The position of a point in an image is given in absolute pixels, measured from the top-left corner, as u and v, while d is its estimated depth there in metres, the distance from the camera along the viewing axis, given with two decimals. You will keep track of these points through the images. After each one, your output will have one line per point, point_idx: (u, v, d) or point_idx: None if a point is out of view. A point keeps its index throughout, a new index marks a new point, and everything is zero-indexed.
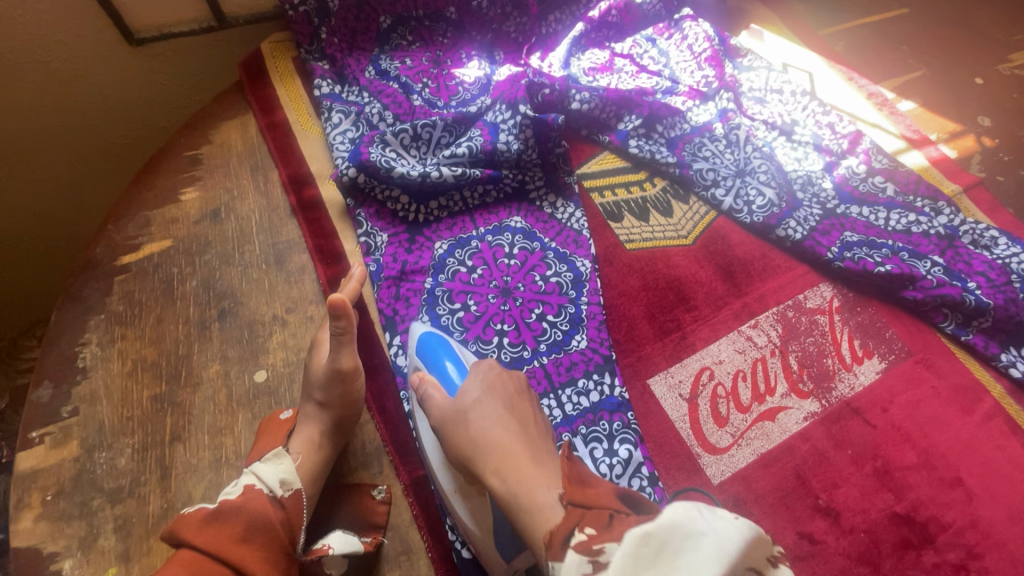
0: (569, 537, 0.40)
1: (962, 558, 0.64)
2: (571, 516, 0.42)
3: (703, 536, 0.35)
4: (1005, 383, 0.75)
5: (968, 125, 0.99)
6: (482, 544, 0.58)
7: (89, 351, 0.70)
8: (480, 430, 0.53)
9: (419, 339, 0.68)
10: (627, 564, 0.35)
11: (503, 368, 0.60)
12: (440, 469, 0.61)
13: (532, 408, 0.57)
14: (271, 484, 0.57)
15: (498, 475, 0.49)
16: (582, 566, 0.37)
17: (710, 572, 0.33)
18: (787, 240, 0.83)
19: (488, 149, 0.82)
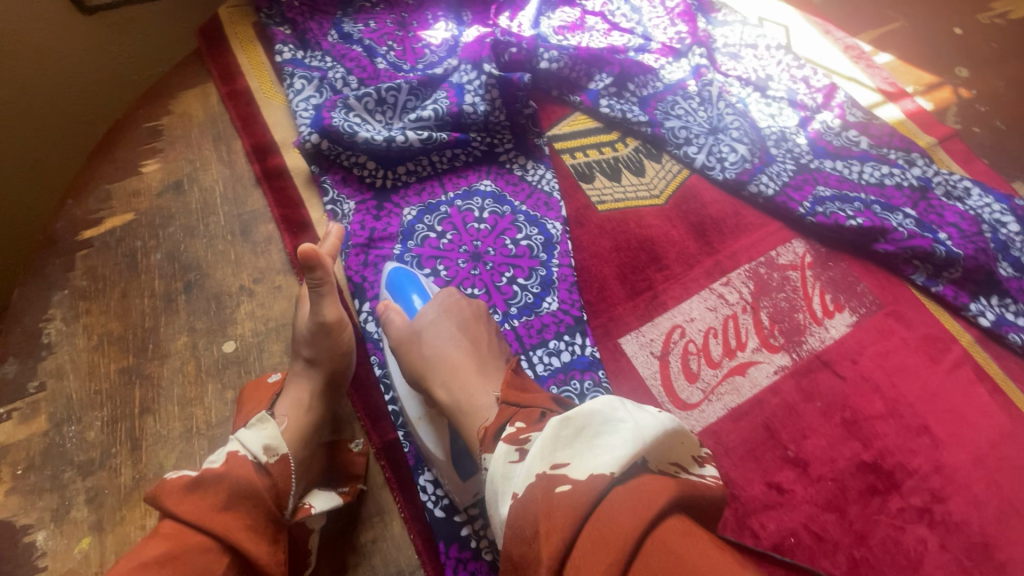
0: (505, 430, 0.47)
1: (926, 502, 0.66)
2: (504, 416, 0.49)
3: (620, 423, 0.41)
4: (975, 332, 0.76)
5: (945, 77, 0.98)
6: (440, 467, 0.61)
7: (54, 327, 0.69)
8: (434, 348, 0.59)
9: (388, 276, 0.72)
10: (548, 443, 0.41)
11: (461, 295, 0.65)
12: (403, 394, 0.65)
13: (486, 329, 0.62)
14: (254, 449, 0.52)
15: (447, 387, 0.56)
16: (511, 451, 0.44)
17: (623, 449, 0.39)
18: (759, 197, 0.82)
19: (454, 112, 0.80)
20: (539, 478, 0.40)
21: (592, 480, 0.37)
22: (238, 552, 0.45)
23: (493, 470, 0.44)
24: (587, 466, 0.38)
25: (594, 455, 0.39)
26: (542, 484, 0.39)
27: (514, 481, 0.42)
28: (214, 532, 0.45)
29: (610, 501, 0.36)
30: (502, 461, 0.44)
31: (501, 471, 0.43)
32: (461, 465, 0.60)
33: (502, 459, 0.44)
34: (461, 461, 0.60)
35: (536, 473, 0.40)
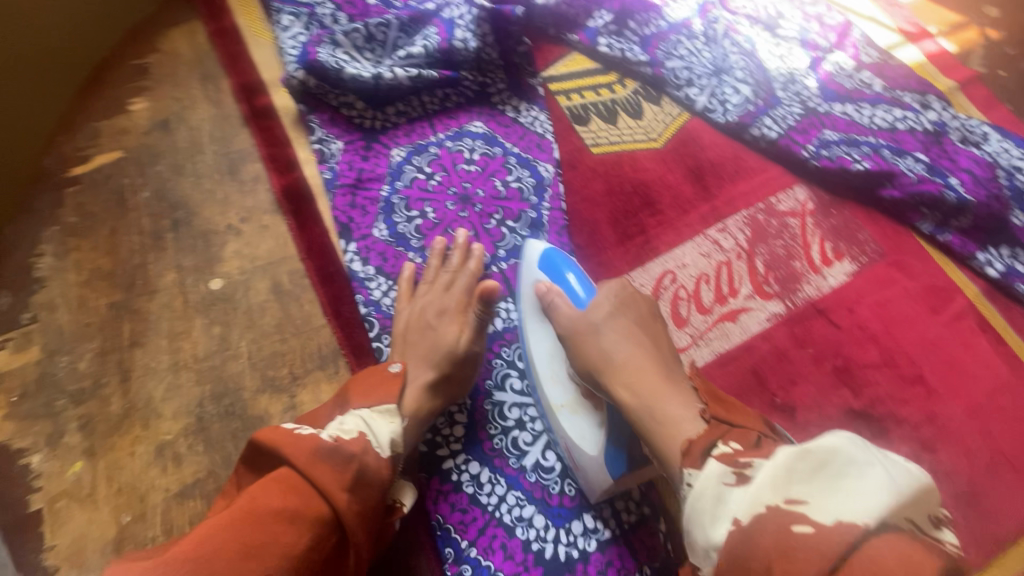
0: (715, 449, 0.43)
1: (915, 451, 0.64)
2: (712, 432, 0.46)
3: (869, 469, 0.37)
4: (982, 283, 0.72)
5: (972, 16, 0.91)
6: (586, 465, 0.59)
7: (46, 262, 0.70)
8: (615, 349, 0.57)
9: (536, 255, 0.66)
10: (781, 476, 0.39)
11: (633, 289, 0.63)
12: (551, 381, 0.62)
13: (661, 332, 0.60)
14: (382, 440, 0.52)
15: (630, 390, 0.54)
16: (727, 473, 0.41)
17: (878, 500, 0.35)
18: (761, 140, 0.79)
19: (444, 48, 0.77)
20: (771, 511, 0.37)
21: (842, 528, 0.35)
22: (343, 532, 0.46)
23: (701, 490, 0.41)
24: (836, 512, 0.35)
25: (841, 500, 0.36)
26: (774, 517, 0.37)
27: (733, 507, 0.39)
28: (335, 509, 0.45)
29: (871, 556, 0.33)
30: (715, 481, 0.41)
31: (714, 492, 0.41)
32: (615, 468, 0.57)
33: (716, 479, 0.41)
34: (614, 463, 0.57)
35: (769, 506, 0.38)
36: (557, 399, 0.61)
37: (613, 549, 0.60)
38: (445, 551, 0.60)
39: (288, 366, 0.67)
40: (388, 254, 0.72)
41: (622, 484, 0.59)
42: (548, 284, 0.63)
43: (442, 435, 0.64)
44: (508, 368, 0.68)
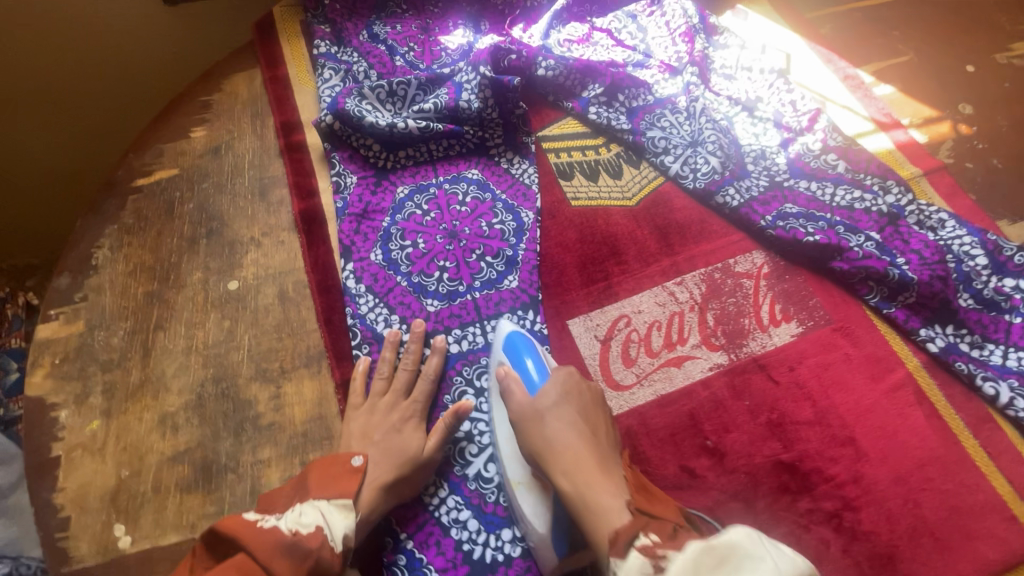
0: (638, 539, 0.49)
1: (837, 508, 0.68)
2: (637, 524, 0.51)
3: (762, 562, 0.43)
4: (923, 357, 0.77)
5: (947, 111, 0.98)
6: (538, 544, 0.63)
7: (102, 253, 0.84)
8: (557, 436, 0.62)
9: (504, 338, 0.74)
10: (688, 568, 0.44)
11: (580, 376, 0.68)
12: (509, 461, 0.67)
13: (602, 417, 0.65)
14: (336, 534, 0.58)
15: (570, 479, 0.58)
16: (647, 564, 0.46)
17: None
18: (725, 207, 0.87)
19: (451, 106, 0.91)
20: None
21: None
22: None
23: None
24: None
25: None
26: None
27: None
28: None
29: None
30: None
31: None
32: (563, 547, 0.62)
33: (636, 569, 0.46)
34: (561, 544, 0.62)
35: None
36: (514, 476, 0.66)
37: (533, 556, 0.66)
38: (384, 539, 0.67)
39: (279, 361, 0.77)
40: (378, 275, 0.83)
41: (573, 560, 0.63)
42: (507, 368, 0.69)
43: None
44: (465, 386, 0.76)
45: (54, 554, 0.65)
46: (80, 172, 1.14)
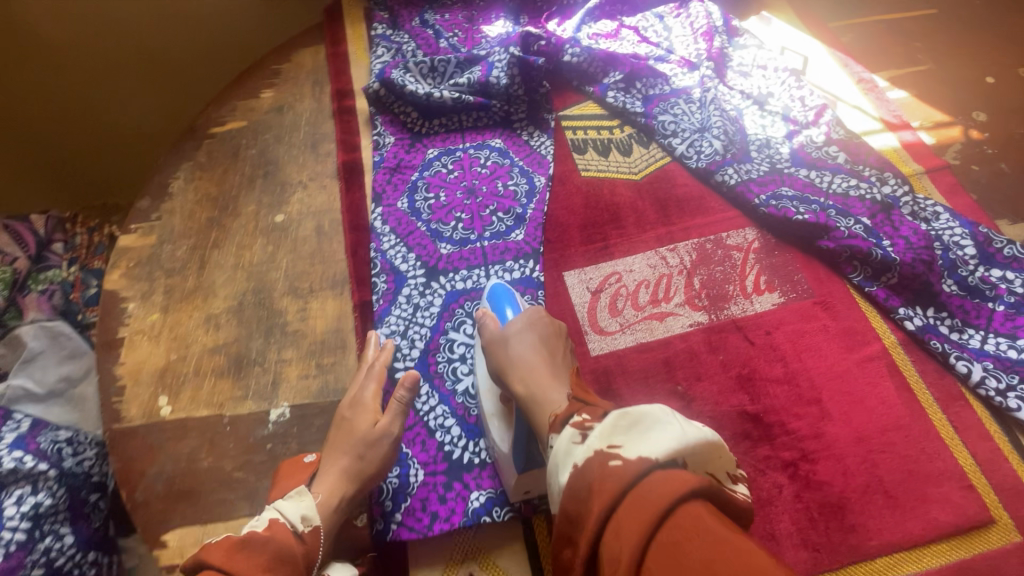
0: (573, 418, 0.55)
1: (794, 458, 0.72)
2: (572, 409, 0.57)
3: (672, 425, 0.48)
4: (900, 335, 0.80)
5: (959, 117, 1.01)
6: (502, 461, 0.69)
7: (178, 183, 1.00)
8: (519, 353, 0.69)
9: (489, 291, 0.80)
10: (607, 430, 0.50)
11: (546, 313, 0.75)
12: (483, 391, 0.74)
13: (563, 345, 0.72)
14: (292, 519, 0.62)
15: (524, 384, 0.66)
16: (576, 434, 0.53)
17: (669, 444, 0.46)
18: (723, 186, 0.94)
19: (482, 82, 1.02)
20: (596, 453, 0.48)
21: (639, 461, 0.45)
22: None
23: (557, 446, 0.53)
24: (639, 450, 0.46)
25: (645, 444, 0.47)
26: (598, 457, 0.48)
27: (574, 456, 0.51)
28: None
29: (647, 484, 0.43)
30: (566, 441, 0.53)
31: (564, 447, 0.53)
32: (520, 462, 0.66)
33: (568, 439, 0.53)
34: (519, 458, 0.67)
35: (595, 451, 0.49)
36: (487, 405, 0.72)
37: None
38: None
39: (309, 281, 0.89)
40: (402, 219, 0.94)
41: (531, 481, 0.69)
42: (484, 309, 0.77)
43: (401, 352, 0.81)
44: (464, 317, 0.84)
45: (110, 412, 0.78)
46: (169, 127, 1.33)
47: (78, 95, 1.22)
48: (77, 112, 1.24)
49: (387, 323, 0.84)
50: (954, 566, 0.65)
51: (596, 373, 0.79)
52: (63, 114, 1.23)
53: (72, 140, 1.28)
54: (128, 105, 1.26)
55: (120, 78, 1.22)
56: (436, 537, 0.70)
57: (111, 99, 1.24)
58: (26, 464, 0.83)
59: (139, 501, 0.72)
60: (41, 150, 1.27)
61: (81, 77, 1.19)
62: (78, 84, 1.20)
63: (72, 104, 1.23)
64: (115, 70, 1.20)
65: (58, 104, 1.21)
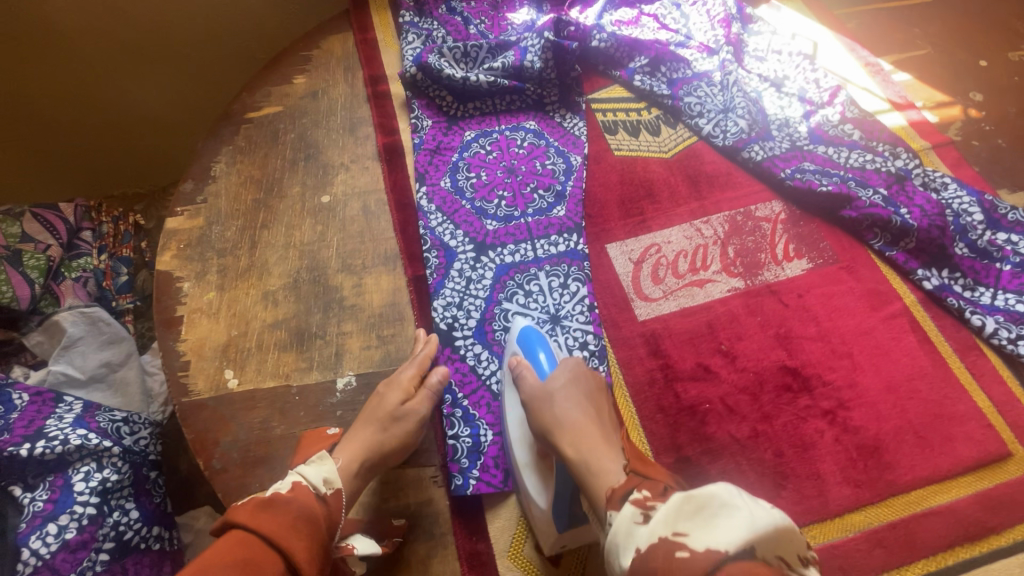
0: (632, 493, 0.55)
1: (832, 407, 0.78)
2: (631, 484, 0.57)
3: (738, 512, 0.47)
4: (919, 295, 0.87)
5: (958, 98, 1.09)
6: (542, 520, 0.69)
7: (220, 166, 1.00)
8: (564, 412, 0.68)
9: (517, 333, 0.80)
10: (671, 514, 0.49)
11: (584, 366, 0.75)
12: (516, 442, 0.73)
13: (604, 403, 0.72)
14: (315, 480, 0.62)
15: (576, 448, 0.65)
16: (638, 514, 0.52)
17: (737, 534, 0.45)
18: (750, 162, 1.00)
19: (516, 65, 1.06)
20: (662, 542, 0.48)
21: (707, 555, 0.44)
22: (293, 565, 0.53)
23: (618, 525, 0.53)
24: (705, 540, 0.45)
25: (713, 533, 0.46)
26: (664, 545, 0.48)
27: (638, 538, 0.50)
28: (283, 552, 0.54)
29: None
30: (628, 520, 0.52)
31: (627, 528, 0.52)
32: (563, 523, 0.68)
33: (629, 519, 0.52)
34: (562, 519, 0.67)
35: (661, 538, 0.48)
36: (521, 457, 0.72)
37: None
38: (445, 396, 0.80)
39: (361, 257, 0.92)
40: (446, 197, 0.97)
41: (570, 538, 0.69)
42: (520, 358, 0.76)
43: (459, 324, 0.85)
44: (516, 288, 0.88)
45: (177, 386, 0.80)
46: (194, 118, 1.32)
47: (99, 91, 1.20)
48: (96, 109, 1.23)
49: (442, 296, 0.88)
50: (979, 494, 0.73)
51: (645, 336, 0.85)
52: (82, 111, 1.22)
53: (90, 136, 1.27)
54: (147, 99, 1.25)
55: (139, 73, 1.20)
56: (511, 489, 0.75)
57: (129, 93, 1.23)
58: (92, 440, 0.82)
59: (216, 469, 0.74)
60: (61, 145, 1.25)
61: (102, 72, 1.17)
62: (97, 81, 1.18)
63: (89, 101, 1.21)
64: (134, 65, 1.18)
65: (77, 101, 1.20)
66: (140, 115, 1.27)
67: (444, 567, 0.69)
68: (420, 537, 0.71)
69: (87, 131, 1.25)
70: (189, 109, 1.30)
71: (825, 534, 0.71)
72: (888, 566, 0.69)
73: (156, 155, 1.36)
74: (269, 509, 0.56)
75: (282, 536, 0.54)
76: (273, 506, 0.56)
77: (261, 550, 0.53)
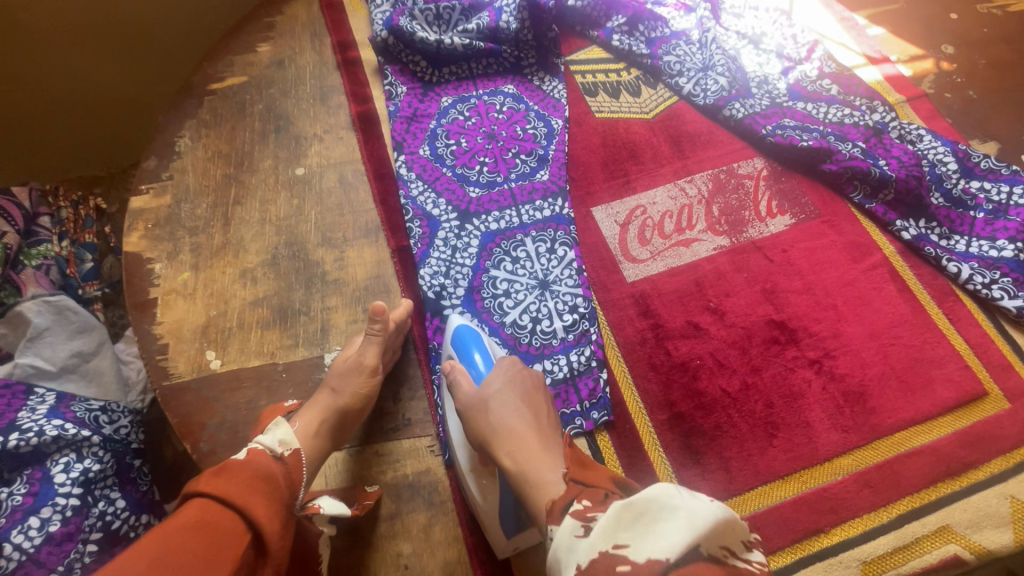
0: (572, 505, 0.50)
1: (818, 356, 0.80)
2: (572, 493, 0.52)
3: (677, 514, 0.43)
4: (898, 245, 0.89)
5: (931, 51, 1.10)
6: (489, 524, 0.67)
7: (184, 141, 0.94)
8: (502, 421, 0.63)
9: (452, 332, 0.77)
10: (610, 524, 0.45)
11: (521, 364, 0.70)
12: (458, 452, 0.69)
13: (544, 401, 0.67)
14: (270, 443, 0.60)
15: (514, 458, 0.60)
16: (578, 527, 0.48)
17: (678, 538, 0.42)
18: (731, 119, 0.99)
19: (491, 27, 1.02)
20: (602, 557, 0.44)
21: (650, 567, 0.41)
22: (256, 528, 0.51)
23: (558, 540, 0.48)
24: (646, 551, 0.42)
25: (654, 541, 0.43)
26: (604, 561, 0.43)
27: (579, 554, 0.46)
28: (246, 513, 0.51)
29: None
30: (568, 534, 0.48)
31: (566, 542, 0.47)
32: (510, 527, 0.66)
33: (569, 532, 0.48)
34: (509, 523, 0.66)
35: (600, 552, 0.44)
36: (464, 465, 0.68)
37: (561, 387, 0.77)
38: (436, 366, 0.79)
39: (342, 231, 0.89)
40: (425, 166, 0.94)
41: (521, 538, 0.68)
42: (454, 362, 0.71)
43: (447, 293, 0.84)
44: (503, 255, 0.86)
45: (156, 369, 0.77)
46: (155, 94, 1.25)
47: (43, 69, 1.12)
48: (37, 88, 1.14)
49: (428, 265, 0.86)
50: (959, 433, 0.76)
51: (634, 297, 0.85)
52: (27, 93, 1.13)
53: (31, 117, 1.17)
54: (92, 76, 1.17)
55: (82, 46, 1.11)
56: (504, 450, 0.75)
57: (70, 69, 1.14)
58: (68, 432, 0.79)
59: (204, 452, 0.72)
60: (14, 133, 1.18)
61: (37, 44, 1.08)
62: (46, 61, 1.11)
63: (26, 77, 1.11)
64: (74, 38, 1.10)
65: (20, 82, 1.11)
66: (94, 94, 1.20)
67: (447, 534, 0.69)
68: (421, 507, 0.71)
69: (25, 112, 1.16)
70: (149, 86, 1.23)
71: (815, 479, 0.73)
72: (875, 506, 0.72)
73: (118, 137, 1.29)
74: (227, 472, 0.53)
75: (244, 497, 0.52)
76: (228, 469, 0.53)
77: (226, 518, 0.50)
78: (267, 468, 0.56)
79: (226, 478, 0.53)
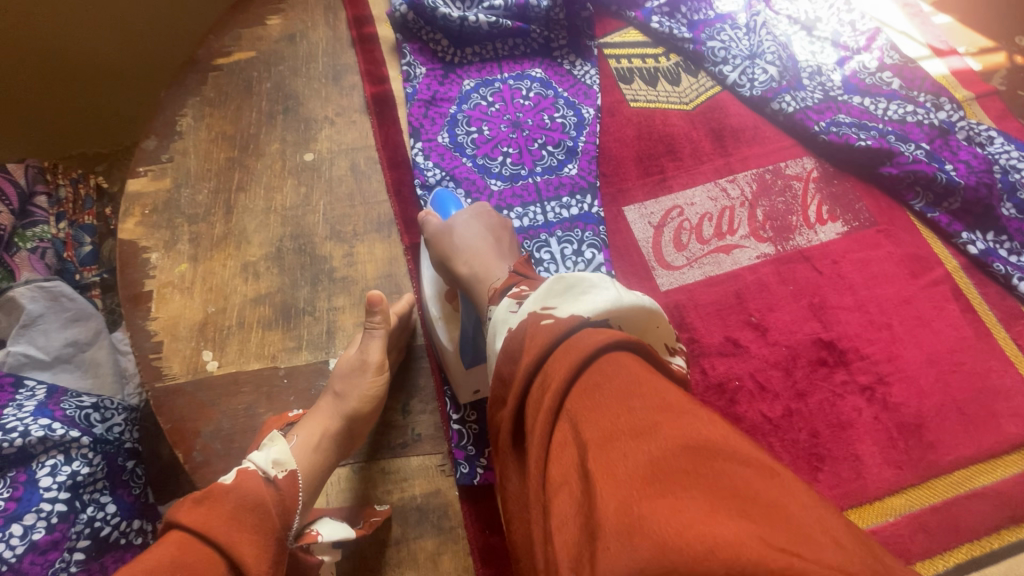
0: (512, 290, 0.52)
1: (871, 382, 0.73)
2: (511, 281, 0.54)
3: (604, 289, 0.45)
4: (963, 260, 0.81)
5: (1003, 43, 1.00)
6: (450, 361, 0.70)
7: (186, 121, 0.87)
8: (464, 241, 0.66)
9: (434, 198, 0.80)
10: (543, 295, 0.46)
11: (492, 208, 0.71)
12: (428, 299, 0.73)
13: (509, 237, 0.68)
14: (262, 463, 0.54)
15: (469, 267, 0.64)
16: (513, 303, 0.49)
17: (599, 303, 0.43)
18: (780, 114, 0.90)
19: (521, 4, 0.94)
20: (530, 316, 0.45)
21: (569, 319, 0.42)
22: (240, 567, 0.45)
23: (496, 316, 0.50)
24: (571, 308, 0.43)
25: (579, 304, 0.44)
26: (531, 319, 0.44)
27: (511, 321, 0.47)
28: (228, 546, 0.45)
29: (577, 337, 0.41)
30: (504, 311, 0.49)
31: (500, 316, 0.49)
32: (468, 358, 0.68)
33: (505, 308, 0.49)
34: (468, 354, 0.68)
35: (529, 313, 0.45)
36: (433, 311, 0.72)
37: None
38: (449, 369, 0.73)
39: (352, 225, 0.82)
40: (445, 155, 0.87)
41: (478, 378, 0.70)
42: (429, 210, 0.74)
43: None
44: None
45: (149, 370, 0.71)
46: (162, 69, 1.19)
47: (46, 40, 1.05)
48: (36, 58, 1.07)
49: None
50: None
51: (668, 308, 0.77)
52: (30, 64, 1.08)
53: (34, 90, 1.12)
54: (96, 49, 1.10)
55: (82, 14, 1.04)
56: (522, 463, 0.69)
57: (73, 42, 1.08)
58: (56, 432, 0.74)
59: (197, 462, 0.67)
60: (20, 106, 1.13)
61: (36, 10, 1.00)
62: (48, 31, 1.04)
63: (28, 47, 1.05)
64: (76, 8, 1.03)
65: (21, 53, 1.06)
66: (99, 67, 1.13)
67: (456, 562, 0.63)
68: (428, 532, 0.65)
69: (26, 83, 1.10)
70: (156, 62, 1.17)
71: (864, 519, 0.66)
72: (930, 553, 0.65)
73: (125, 114, 1.23)
74: (208, 502, 0.48)
75: (225, 531, 0.46)
76: (210, 498, 0.48)
77: (204, 554, 0.45)
78: (260, 495, 0.51)
79: (208, 507, 0.47)
